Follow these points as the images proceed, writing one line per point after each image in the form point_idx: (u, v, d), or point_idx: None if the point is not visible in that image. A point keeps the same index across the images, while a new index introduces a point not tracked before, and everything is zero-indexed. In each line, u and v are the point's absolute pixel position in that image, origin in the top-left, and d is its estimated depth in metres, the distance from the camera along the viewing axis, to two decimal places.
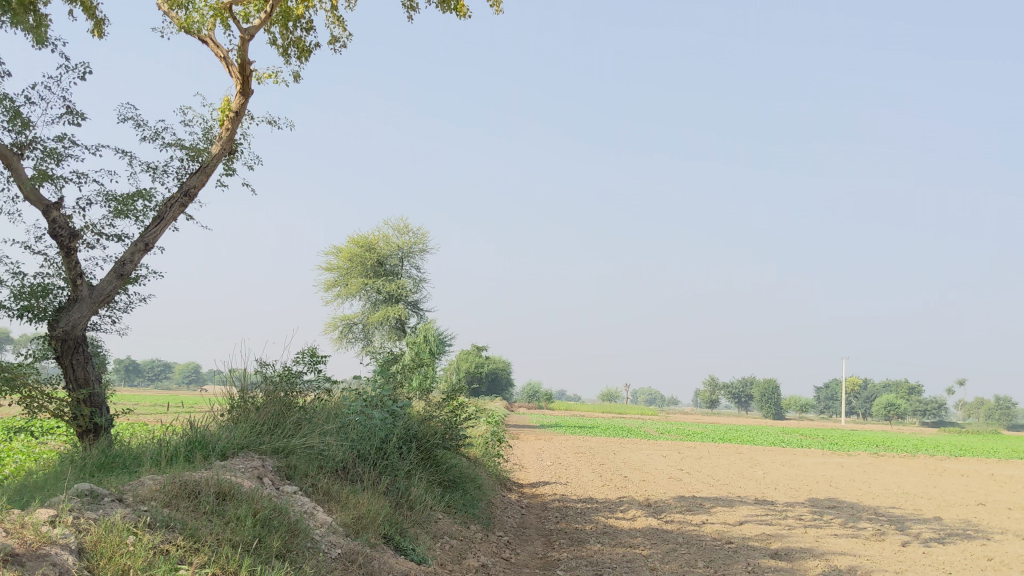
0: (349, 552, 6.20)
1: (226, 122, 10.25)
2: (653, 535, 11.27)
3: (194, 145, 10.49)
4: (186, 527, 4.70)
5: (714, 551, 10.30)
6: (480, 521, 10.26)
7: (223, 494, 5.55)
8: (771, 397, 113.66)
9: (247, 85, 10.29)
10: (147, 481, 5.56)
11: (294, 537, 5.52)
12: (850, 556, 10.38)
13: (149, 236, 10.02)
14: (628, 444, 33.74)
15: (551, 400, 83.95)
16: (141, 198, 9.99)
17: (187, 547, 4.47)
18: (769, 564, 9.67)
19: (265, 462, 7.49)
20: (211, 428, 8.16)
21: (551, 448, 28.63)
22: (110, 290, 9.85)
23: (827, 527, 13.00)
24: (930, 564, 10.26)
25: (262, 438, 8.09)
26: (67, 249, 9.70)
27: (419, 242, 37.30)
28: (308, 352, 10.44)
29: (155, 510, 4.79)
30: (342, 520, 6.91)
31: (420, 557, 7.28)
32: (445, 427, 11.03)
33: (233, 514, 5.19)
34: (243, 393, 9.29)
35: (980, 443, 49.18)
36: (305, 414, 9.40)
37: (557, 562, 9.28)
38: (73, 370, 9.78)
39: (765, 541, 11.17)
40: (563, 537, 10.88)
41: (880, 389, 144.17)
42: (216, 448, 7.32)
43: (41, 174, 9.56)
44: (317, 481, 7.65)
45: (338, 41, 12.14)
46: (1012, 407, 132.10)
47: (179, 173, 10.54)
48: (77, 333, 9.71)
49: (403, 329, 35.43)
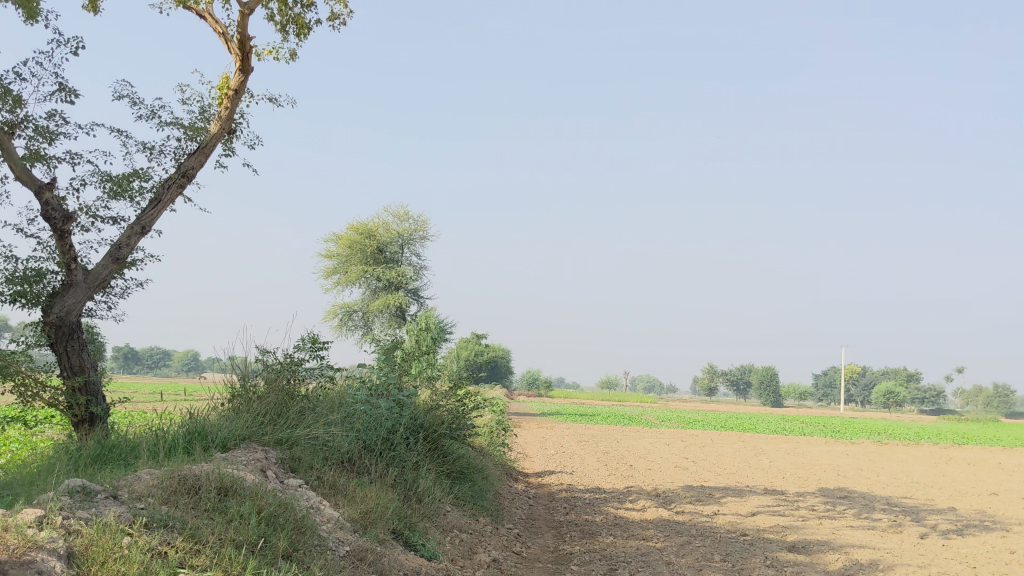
0: (358, 549, 5.88)
1: (225, 100, 9.86)
2: (666, 527, 10.96)
3: (192, 124, 10.11)
4: (186, 526, 4.37)
5: (730, 544, 9.98)
6: (489, 513, 9.95)
7: (225, 490, 5.21)
8: (770, 384, 113.65)
9: (247, 62, 9.90)
10: (143, 477, 5.21)
11: (301, 534, 5.20)
12: (870, 549, 10.07)
13: (146, 219, 9.65)
14: (629, 431, 33.49)
15: (551, 388, 83.69)
16: (138, 179, 9.62)
17: (187, 549, 4.14)
18: (787, 557, 9.37)
19: (268, 453, 7.16)
20: (211, 417, 7.79)
21: (553, 436, 28.37)
22: (105, 275, 9.49)
23: (841, 518, 12.70)
24: (952, 557, 9.94)
25: (263, 429, 7.75)
26: (61, 233, 9.33)
27: (419, 228, 36.89)
28: (310, 339, 10.11)
29: (152, 508, 4.48)
30: (350, 515, 6.60)
31: (431, 552, 6.97)
32: (452, 416, 10.70)
33: (237, 511, 4.86)
34: (244, 381, 8.93)
35: (982, 431, 48.95)
36: (308, 403, 9.06)
37: (570, 556, 8.98)
38: (68, 358, 9.43)
39: (782, 534, 10.85)
40: (573, 530, 10.53)
41: (880, 377, 144.36)
42: (216, 439, 6.99)
43: (33, 154, 9.19)
44: (323, 473, 7.32)
45: (339, 18, 11.75)
46: (1010, 396, 132.47)
47: (176, 153, 10.15)
48: (72, 318, 9.36)
49: (403, 316, 35.14)
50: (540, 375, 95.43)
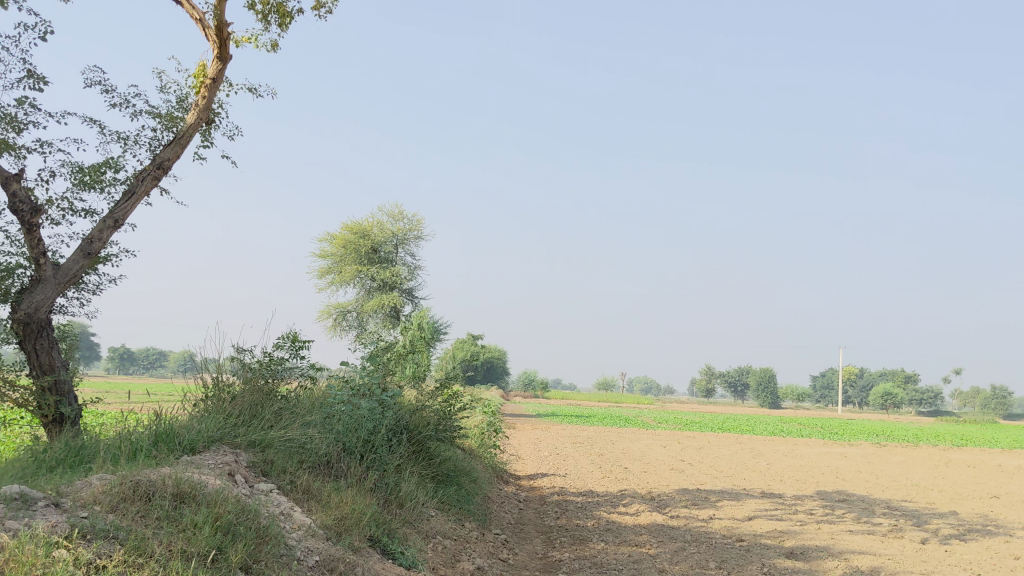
0: (327, 559, 5.50)
1: (203, 89, 9.49)
2: (659, 532, 10.59)
3: (168, 114, 9.75)
4: (129, 537, 4.00)
5: (725, 550, 9.63)
6: (476, 519, 9.59)
7: (182, 496, 4.84)
8: (766, 386, 113.40)
9: (225, 49, 9.54)
10: (92, 482, 4.84)
11: (262, 545, 4.84)
12: (871, 555, 9.70)
13: (120, 212, 9.27)
14: (624, 432, 33.19)
15: (547, 390, 83.27)
16: (111, 170, 9.26)
17: (130, 563, 3.78)
18: (785, 564, 9.00)
19: (238, 456, 6.78)
20: (181, 418, 7.43)
21: (548, 437, 28.05)
22: (76, 270, 9.04)
23: (840, 523, 12.34)
24: (956, 564, 9.58)
25: (237, 430, 7.39)
26: (29, 226, 8.96)
27: (413, 228, 36.45)
28: (291, 337, 9.74)
29: (96, 517, 4.11)
30: (323, 523, 6.26)
31: (410, 561, 6.60)
32: (439, 417, 10.29)
33: (190, 521, 4.50)
34: (218, 380, 8.51)
35: (978, 433, 48.60)
36: (286, 404, 8.72)
37: (559, 563, 8.59)
38: (37, 356, 9.05)
39: (779, 540, 10.50)
40: (564, 535, 10.19)
41: (877, 378, 144.29)
42: (184, 441, 6.64)
43: (1, 144, 8.82)
44: (296, 477, 6.98)
45: (322, 6, 11.42)
46: (1005, 397, 132.35)
47: (152, 143, 9.77)
48: (41, 316, 8.94)
49: (398, 316, 34.67)
50: (537, 376, 94.97)
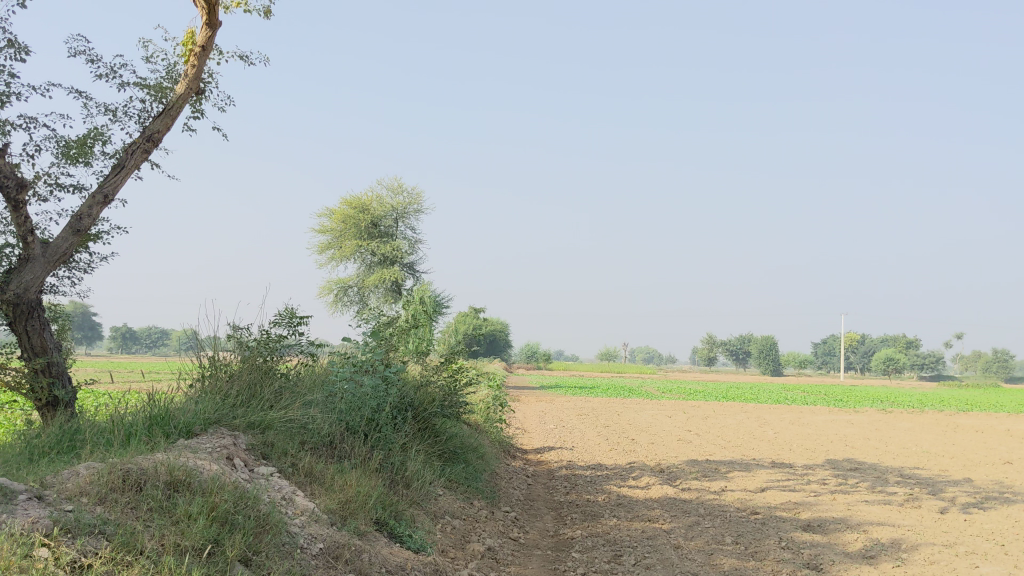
0: (332, 546, 5.22)
1: (191, 58, 9.11)
2: (672, 506, 10.34)
3: (157, 85, 9.39)
4: (118, 532, 3.72)
5: (741, 524, 9.37)
6: (485, 496, 9.34)
7: (176, 484, 4.56)
8: (769, 354, 113.31)
9: (214, 15, 9.16)
10: (80, 472, 4.57)
11: (263, 534, 4.55)
12: (890, 527, 9.44)
13: (108, 186, 8.92)
14: (629, 403, 32.99)
15: (549, 361, 83.00)
16: (99, 144, 8.91)
17: (119, 560, 3.50)
18: (803, 538, 8.74)
19: (237, 439, 6.51)
20: (177, 399, 7.14)
21: (552, 410, 27.79)
22: (65, 248, 8.69)
23: (855, 493, 12.10)
24: (979, 534, 9.31)
25: (234, 411, 7.12)
26: (15, 202, 8.62)
27: (413, 202, 35.98)
28: (289, 314, 9.45)
29: (82, 510, 3.82)
30: (327, 507, 5.99)
31: (418, 544, 6.33)
32: (445, 392, 10.00)
33: (184, 511, 4.22)
34: (213, 357, 8.22)
35: (982, 398, 48.34)
36: (286, 383, 8.44)
37: (571, 542, 8.34)
38: (28, 338, 8.76)
39: (795, 511, 10.26)
40: (574, 511, 9.93)
41: (879, 343, 144.19)
42: (179, 425, 6.34)
43: None
44: (298, 460, 6.70)
45: None
46: (1008, 361, 132.23)
47: (142, 116, 9.42)
48: (31, 296, 8.63)
49: (399, 291, 34.33)
50: (540, 348, 94.79)
